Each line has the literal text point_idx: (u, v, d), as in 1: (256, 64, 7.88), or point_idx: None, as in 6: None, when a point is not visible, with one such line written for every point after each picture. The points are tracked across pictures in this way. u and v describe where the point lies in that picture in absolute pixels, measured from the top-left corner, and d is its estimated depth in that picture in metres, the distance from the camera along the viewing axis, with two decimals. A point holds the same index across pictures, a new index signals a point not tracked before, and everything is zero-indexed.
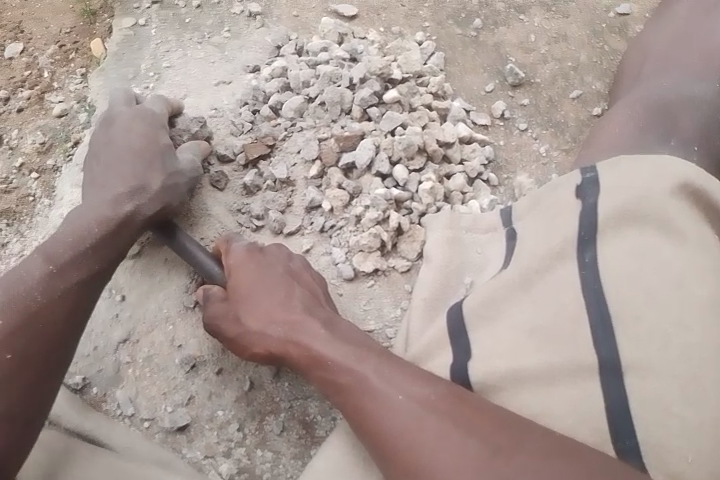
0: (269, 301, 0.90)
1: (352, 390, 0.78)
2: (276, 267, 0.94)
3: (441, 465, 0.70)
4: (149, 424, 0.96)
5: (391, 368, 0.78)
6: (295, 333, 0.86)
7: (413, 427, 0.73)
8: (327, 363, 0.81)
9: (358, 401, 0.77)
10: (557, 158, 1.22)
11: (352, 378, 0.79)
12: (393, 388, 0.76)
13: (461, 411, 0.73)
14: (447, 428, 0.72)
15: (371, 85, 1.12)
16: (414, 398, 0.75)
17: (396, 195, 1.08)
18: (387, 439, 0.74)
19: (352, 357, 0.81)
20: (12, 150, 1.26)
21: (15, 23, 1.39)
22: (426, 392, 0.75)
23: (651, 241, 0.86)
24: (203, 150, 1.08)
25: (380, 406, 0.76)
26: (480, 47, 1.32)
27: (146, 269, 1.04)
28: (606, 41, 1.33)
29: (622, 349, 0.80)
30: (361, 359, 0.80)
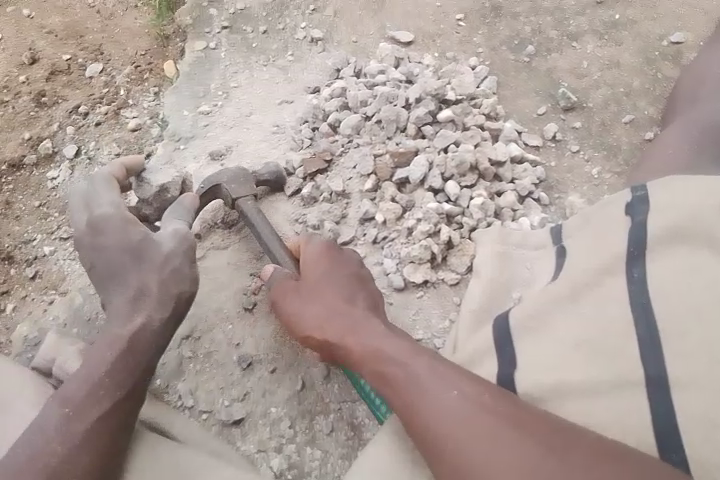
0: (334, 297, 0.94)
1: (406, 385, 0.81)
2: (343, 270, 0.98)
3: (489, 461, 0.72)
4: (207, 415, 1.05)
5: (446, 368, 0.81)
6: (354, 328, 0.90)
7: (462, 423, 0.75)
8: (382, 355, 0.85)
9: (408, 392, 0.80)
10: (608, 180, 1.24)
11: (406, 371, 0.82)
12: (445, 385, 0.79)
13: (512, 412, 0.75)
14: (497, 427, 0.74)
15: (426, 105, 1.18)
16: (466, 396, 0.77)
17: (448, 209, 1.11)
18: (436, 432, 0.76)
19: (408, 355, 0.84)
20: (90, 161, 1.37)
21: (95, 46, 1.51)
22: (478, 390, 0.78)
23: (702, 255, 0.82)
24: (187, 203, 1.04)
25: (431, 400, 0.78)
26: (532, 72, 1.36)
27: (211, 272, 1.16)
28: (658, 68, 1.36)
29: (669, 365, 0.77)
30: (416, 357, 0.83)
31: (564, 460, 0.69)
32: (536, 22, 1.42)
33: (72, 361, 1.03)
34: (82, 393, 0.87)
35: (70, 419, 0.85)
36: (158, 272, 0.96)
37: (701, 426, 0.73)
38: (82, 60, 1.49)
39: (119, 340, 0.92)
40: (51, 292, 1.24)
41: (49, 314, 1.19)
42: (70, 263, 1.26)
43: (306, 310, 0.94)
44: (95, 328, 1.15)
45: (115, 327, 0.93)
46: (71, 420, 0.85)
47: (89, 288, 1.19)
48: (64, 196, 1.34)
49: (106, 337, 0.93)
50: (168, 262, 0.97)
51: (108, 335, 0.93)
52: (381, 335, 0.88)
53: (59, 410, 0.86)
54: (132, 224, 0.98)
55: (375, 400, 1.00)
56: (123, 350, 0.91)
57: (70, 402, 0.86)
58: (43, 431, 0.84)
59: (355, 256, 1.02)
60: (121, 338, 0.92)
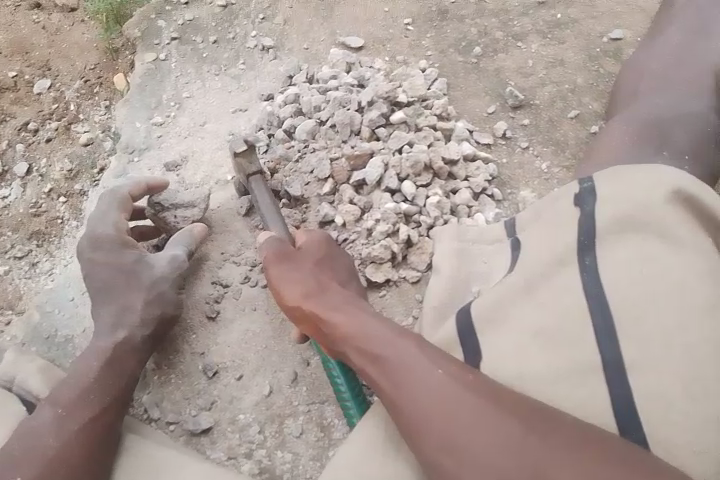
0: (324, 283, 0.96)
1: (391, 362, 0.82)
2: (334, 263, 1.01)
3: (475, 435, 0.74)
4: (174, 427, 1.05)
5: (431, 348, 0.83)
6: (343, 310, 0.90)
7: (445, 399, 0.77)
8: (367, 335, 0.86)
9: (394, 368, 0.82)
10: (558, 174, 1.27)
11: (392, 349, 0.83)
12: (430, 362, 0.81)
13: (494, 390, 0.77)
14: (481, 403, 0.76)
15: (379, 107, 1.20)
16: (450, 375, 0.79)
17: (405, 209, 1.13)
18: (423, 409, 0.78)
19: (394, 334, 0.85)
20: (42, 177, 1.35)
21: (43, 62, 1.48)
22: (462, 370, 0.80)
23: (649, 246, 0.86)
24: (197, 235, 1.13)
25: (418, 380, 0.79)
26: (481, 72, 1.39)
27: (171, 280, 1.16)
28: (601, 64, 1.41)
29: (625, 349, 0.80)
30: (403, 336, 0.84)
31: (545, 434, 0.72)
32: (482, 24, 1.46)
33: (34, 380, 1.03)
34: (76, 399, 0.94)
35: (63, 423, 0.91)
36: (144, 291, 1.05)
37: (658, 405, 0.76)
38: (29, 76, 1.46)
39: (102, 352, 1.00)
40: (7, 311, 1.21)
41: (6, 334, 1.17)
42: (26, 282, 1.24)
43: (296, 287, 0.95)
44: (55, 345, 1.14)
45: (98, 340, 1.02)
46: (63, 423, 0.91)
47: (46, 305, 1.17)
48: (17, 214, 1.31)
49: (92, 350, 1.00)
50: (155, 285, 1.06)
51: (92, 347, 1.01)
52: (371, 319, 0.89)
53: (52, 414, 0.92)
54: (128, 247, 1.08)
55: (347, 402, 1.00)
56: (95, 360, 0.99)
57: (62, 411, 0.92)
58: (33, 434, 0.90)
59: (346, 255, 1.05)
60: (103, 349, 1.00)
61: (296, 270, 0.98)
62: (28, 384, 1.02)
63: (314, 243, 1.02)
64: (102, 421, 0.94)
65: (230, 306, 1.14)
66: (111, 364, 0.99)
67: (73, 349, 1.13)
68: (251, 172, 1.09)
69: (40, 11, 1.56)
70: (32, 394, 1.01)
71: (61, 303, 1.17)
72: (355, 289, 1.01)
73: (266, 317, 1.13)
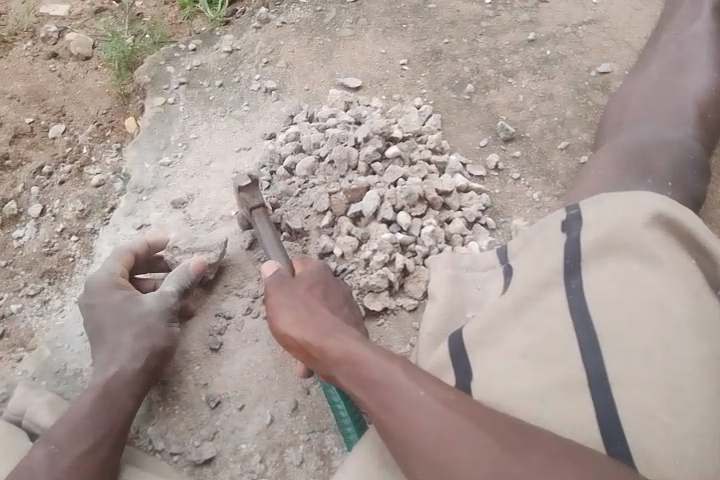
0: (319, 309, 0.99)
1: (380, 384, 0.85)
2: (327, 290, 1.05)
3: (460, 454, 0.76)
4: (178, 457, 1.09)
5: (417, 370, 0.86)
6: (334, 335, 0.93)
7: (431, 420, 0.80)
8: (356, 358, 0.89)
9: (382, 390, 0.84)
10: (549, 203, 1.32)
11: (380, 371, 0.86)
12: (417, 384, 0.83)
13: (477, 411, 0.80)
14: (465, 423, 0.78)
15: (374, 143, 1.25)
16: (436, 395, 0.82)
17: (400, 238, 1.18)
18: (415, 429, 0.80)
19: (381, 356, 0.88)
20: (55, 217, 1.41)
21: (58, 108, 1.56)
22: (447, 391, 0.82)
23: (631, 267, 0.90)
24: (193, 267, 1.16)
25: (411, 401, 0.82)
26: (473, 108, 1.45)
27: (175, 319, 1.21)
28: (589, 97, 1.46)
29: (608, 365, 0.83)
30: (389, 358, 0.87)
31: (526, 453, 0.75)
32: (474, 62, 1.53)
33: (43, 414, 1.08)
34: (74, 433, 0.99)
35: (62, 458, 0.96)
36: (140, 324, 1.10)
37: (640, 418, 0.79)
38: (45, 122, 1.54)
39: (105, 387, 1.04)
40: (18, 349, 1.26)
41: (18, 369, 1.22)
42: (39, 319, 1.29)
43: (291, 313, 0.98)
44: (64, 379, 1.19)
45: (103, 375, 1.06)
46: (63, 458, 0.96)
47: (56, 341, 1.23)
48: (31, 253, 1.37)
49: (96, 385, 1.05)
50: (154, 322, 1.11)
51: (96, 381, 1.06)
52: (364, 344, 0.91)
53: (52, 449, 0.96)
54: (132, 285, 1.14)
55: (346, 428, 1.03)
56: (99, 395, 1.03)
57: (62, 446, 0.97)
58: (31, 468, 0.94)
59: (339, 285, 1.08)
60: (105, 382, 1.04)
61: (292, 298, 1.00)
62: (38, 417, 1.08)
63: (309, 272, 1.05)
64: (99, 455, 0.98)
65: (233, 337, 1.19)
66: (113, 399, 1.03)
67: (82, 383, 1.19)
68: (253, 204, 1.14)
69: (57, 60, 1.64)
70: (41, 427, 1.07)
71: (70, 339, 1.23)
72: (347, 317, 1.04)
73: (268, 348, 1.18)
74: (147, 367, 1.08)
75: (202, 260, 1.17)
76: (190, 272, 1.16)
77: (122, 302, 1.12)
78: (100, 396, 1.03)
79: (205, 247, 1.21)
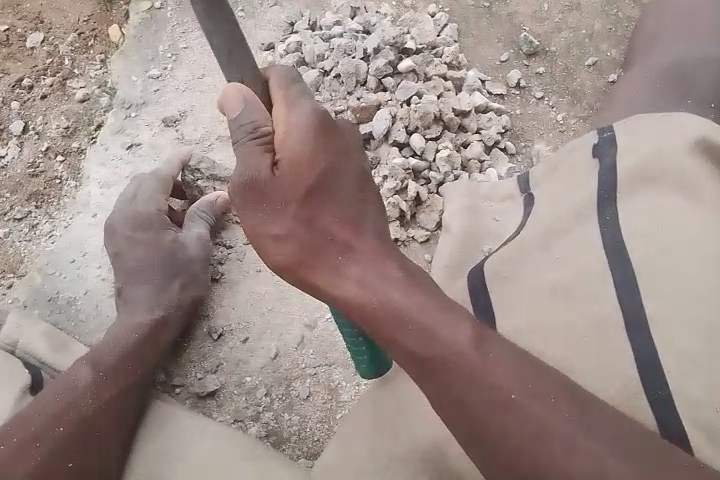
0: (330, 228, 0.69)
1: (437, 363, 0.64)
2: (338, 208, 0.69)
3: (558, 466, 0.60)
4: (180, 390, 1.05)
5: (488, 342, 0.64)
6: (359, 279, 0.68)
7: (512, 417, 0.62)
8: (398, 318, 0.66)
9: (442, 369, 0.64)
10: (574, 125, 1.22)
11: (433, 341, 0.65)
12: (489, 366, 0.63)
13: (576, 406, 0.62)
14: (563, 425, 0.61)
15: (385, 55, 1.13)
16: (515, 383, 0.63)
17: (414, 165, 1.09)
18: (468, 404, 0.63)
19: (432, 316, 0.66)
20: (38, 136, 1.30)
21: (35, 14, 1.40)
22: (528, 374, 0.63)
23: (671, 198, 0.81)
24: (219, 203, 1.11)
25: (463, 367, 0.63)
26: (493, 18, 1.32)
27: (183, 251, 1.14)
28: (619, 9, 1.33)
29: (647, 304, 0.74)
30: (443, 320, 0.66)
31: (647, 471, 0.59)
32: None
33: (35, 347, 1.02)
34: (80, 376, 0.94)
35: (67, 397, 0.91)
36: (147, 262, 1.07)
37: (681, 362, 0.70)
38: (21, 30, 1.39)
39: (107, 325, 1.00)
40: (8, 274, 1.18)
41: (7, 298, 1.15)
42: (27, 245, 1.21)
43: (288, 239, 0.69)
44: (57, 307, 1.13)
45: None
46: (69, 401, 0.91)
47: (47, 267, 1.16)
48: (14, 175, 1.27)
49: None
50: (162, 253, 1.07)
51: None
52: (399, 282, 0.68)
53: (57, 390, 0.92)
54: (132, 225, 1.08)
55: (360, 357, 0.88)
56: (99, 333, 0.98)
57: (64, 384, 0.92)
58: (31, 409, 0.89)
59: (354, 168, 0.70)
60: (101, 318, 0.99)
61: (285, 210, 0.68)
62: (33, 348, 1.01)
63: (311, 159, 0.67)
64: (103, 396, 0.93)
65: (234, 267, 1.13)
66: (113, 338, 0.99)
67: (77, 312, 1.12)
68: None
69: None
70: (37, 358, 1.01)
71: (62, 265, 1.16)
72: (370, 223, 0.70)
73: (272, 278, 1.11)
74: (154, 305, 1.03)
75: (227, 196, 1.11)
76: (215, 208, 1.11)
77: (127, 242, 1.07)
78: (105, 340, 0.99)
79: (224, 177, 1.15)
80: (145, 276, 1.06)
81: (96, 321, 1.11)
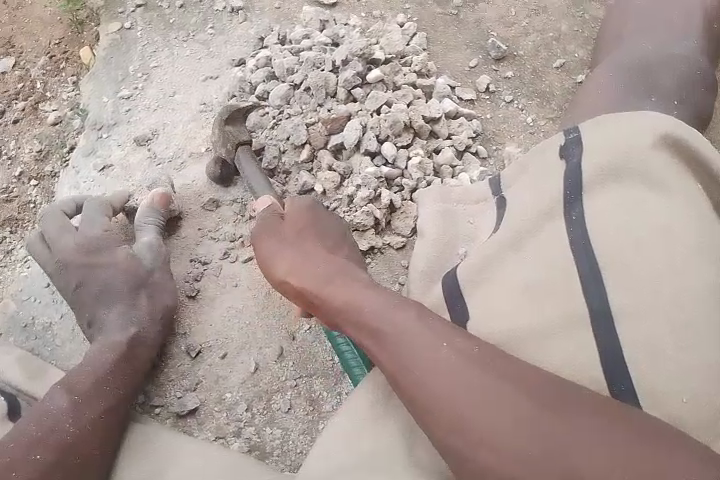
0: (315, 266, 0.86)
1: (391, 341, 0.73)
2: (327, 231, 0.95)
3: (496, 429, 0.65)
4: (160, 410, 1.04)
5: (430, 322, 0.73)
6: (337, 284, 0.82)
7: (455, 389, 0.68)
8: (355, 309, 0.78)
9: (396, 350, 0.72)
10: (543, 126, 1.24)
11: (391, 325, 0.74)
12: (433, 342, 0.71)
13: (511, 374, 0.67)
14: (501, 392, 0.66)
15: (354, 66, 1.14)
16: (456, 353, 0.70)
17: (386, 172, 1.09)
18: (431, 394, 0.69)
19: (385, 305, 0.76)
20: (11, 160, 1.30)
21: (6, 39, 1.40)
22: (467, 345, 0.70)
23: (638, 196, 0.80)
24: (155, 203, 1.11)
25: (414, 361, 0.71)
26: (461, 24, 1.33)
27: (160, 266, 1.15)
28: (586, 10, 1.35)
29: (613, 298, 0.75)
30: (398, 310, 0.75)
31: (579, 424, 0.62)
32: None
33: (12, 373, 1.01)
34: (63, 396, 0.94)
35: (47, 417, 0.91)
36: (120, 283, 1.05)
37: (645, 355, 0.71)
38: None
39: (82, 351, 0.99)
40: None
41: None
42: (3, 271, 1.21)
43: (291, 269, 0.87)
44: (33, 334, 1.12)
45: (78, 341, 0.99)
46: (53, 422, 0.91)
47: (22, 294, 1.16)
48: None
49: None
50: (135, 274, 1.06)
51: None
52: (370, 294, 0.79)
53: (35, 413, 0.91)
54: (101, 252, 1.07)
55: (351, 362, 0.99)
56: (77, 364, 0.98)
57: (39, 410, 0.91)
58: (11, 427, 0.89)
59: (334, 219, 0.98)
60: None
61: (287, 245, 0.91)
62: (9, 376, 1.01)
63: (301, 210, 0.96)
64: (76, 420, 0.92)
65: (212, 283, 1.12)
66: (93, 366, 0.98)
67: (52, 338, 1.11)
68: None
69: None
70: (13, 386, 1.00)
71: (37, 290, 1.15)
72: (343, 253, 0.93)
73: (248, 292, 1.11)
74: (130, 326, 1.03)
75: (161, 192, 1.11)
76: (154, 209, 1.11)
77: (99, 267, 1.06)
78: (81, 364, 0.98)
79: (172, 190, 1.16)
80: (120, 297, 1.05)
81: (73, 345, 1.10)
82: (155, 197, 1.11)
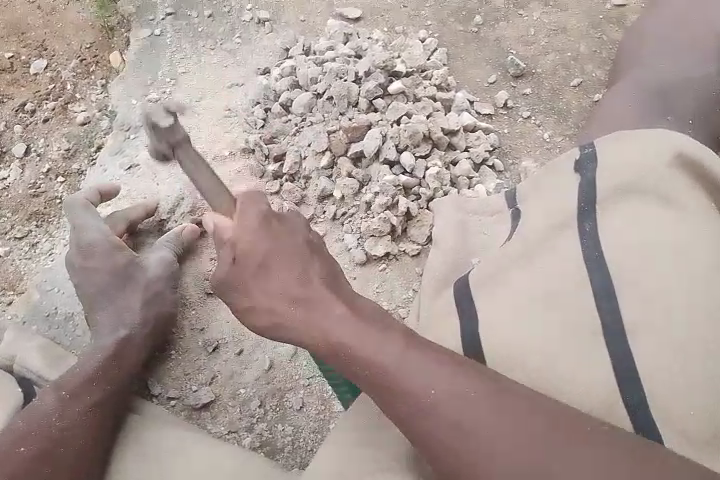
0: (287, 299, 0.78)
1: (376, 379, 0.71)
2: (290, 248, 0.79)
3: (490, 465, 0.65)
4: (175, 402, 1.06)
5: (417, 352, 0.71)
6: (317, 318, 0.76)
7: (447, 426, 0.67)
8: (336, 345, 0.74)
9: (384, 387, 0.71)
10: (560, 142, 1.26)
11: (375, 362, 0.72)
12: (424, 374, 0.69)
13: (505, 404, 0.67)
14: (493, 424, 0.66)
15: (376, 77, 1.17)
16: (443, 388, 0.68)
17: (404, 181, 1.12)
18: (422, 428, 0.68)
19: (365, 340, 0.73)
20: (40, 158, 1.33)
21: (39, 42, 1.44)
22: (455, 375, 0.69)
23: (649, 211, 0.83)
24: (184, 235, 1.13)
25: (404, 398, 0.69)
26: (481, 42, 1.36)
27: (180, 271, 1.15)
28: (604, 32, 1.37)
29: (624, 308, 0.77)
30: (382, 340, 0.73)
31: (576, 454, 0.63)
32: None
33: (32, 360, 1.03)
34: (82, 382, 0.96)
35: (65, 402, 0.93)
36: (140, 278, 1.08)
37: (653, 363, 0.73)
38: (25, 58, 1.43)
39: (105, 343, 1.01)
40: (7, 293, 1.21)
41: (8, 314, 1.18)
42: (27, 263, 1.24)
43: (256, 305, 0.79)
44: (55, 324, 1.15)
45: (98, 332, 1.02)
46: (72, 407, 0.93)
47: (45, 284, 1.19)
48: (16, 196, 1.30)
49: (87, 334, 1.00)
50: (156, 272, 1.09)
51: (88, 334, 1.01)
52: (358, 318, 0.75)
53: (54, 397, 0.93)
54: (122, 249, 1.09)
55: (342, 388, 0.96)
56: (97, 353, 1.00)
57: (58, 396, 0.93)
58: (39, 411, 0.91)
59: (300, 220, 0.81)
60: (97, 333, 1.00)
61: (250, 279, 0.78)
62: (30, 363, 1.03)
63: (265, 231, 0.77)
64: (93, 405, 0.94)
65: None
66: (112, 357, 1.00)
67: (74, 328, 1.14)
68: None
69: None
70: (34, 371, 1.02)
71: (61, 282, 1.18)
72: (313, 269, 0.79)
73: None
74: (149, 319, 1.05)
75: (194, 228, 1.14)
76: (181, 238, 1.13)
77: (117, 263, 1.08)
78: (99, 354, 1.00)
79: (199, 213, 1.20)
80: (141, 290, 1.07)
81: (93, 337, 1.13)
82: (186, 229, 1.13)
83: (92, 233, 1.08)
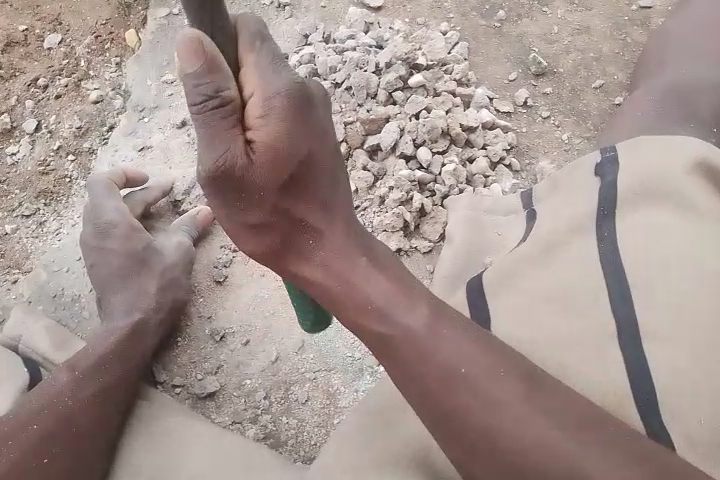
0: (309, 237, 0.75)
1: (401, 337, 0.71)
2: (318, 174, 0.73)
3: (504, 437, 0.66)
4: (180, 390, 1.05)
5: (444, 322, 0.72)
6: (337, 264, 0.75)
7: (465, 393, 0.68)
8: (359, 299, 0.74)
9: (404, 345, 0.71)
10: (578, 144, 1.24)
11: (400, 323, 0.72)
12: (450, 341, 0.70)
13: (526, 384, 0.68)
14: (514, 399, 0.67)
15: (396, 70, 1.16)
16: (469, 356, 0.69)
17: (420, 176, 1.10)
18: (437, 393, 0.69)
19: (395, 298, 0.73)
20: (51, 134, 1.32)
21: (53, 16, 1.42)
22: (479, 347, 0.70)
23: (670, 219, 0.81)
24: (199, 219, 1.15)
25: (425, 360, 0.70)
26: (503, 38, 1.34)
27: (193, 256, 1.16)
28: (629, 33, 1.35)
29: (642, 318, 0.75)
30: (412, 304, 0.73)
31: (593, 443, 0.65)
32: None
33: (39, 341, 1.02)
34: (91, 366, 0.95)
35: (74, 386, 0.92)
36: (150, 263, 1.07)
37: (670, 375, 0.72)
38: (40, 31, 1.40)
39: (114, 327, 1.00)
40: (13, 270, 1.20)
41: (14, 292, 1.17)
42: (34, 241, 1.23)
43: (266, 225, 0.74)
44: (61, 304, 1.14)
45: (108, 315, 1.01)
46: (80, 390, 0.92)
47: (54, 263, 1.18)
48: (25, 172, 1.29)
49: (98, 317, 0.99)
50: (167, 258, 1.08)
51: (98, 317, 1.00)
52: (373, 271, 0.75)
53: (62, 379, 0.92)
54: (135, 233, 1.08)
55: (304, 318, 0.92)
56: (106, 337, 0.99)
57: (67, 379, 0.92)
58: (46, 394, 0.90)
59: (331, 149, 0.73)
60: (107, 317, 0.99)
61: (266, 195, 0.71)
62: (36, 343, 1.02)
63: (294, 136, 0.67)
64: (101, 389, 0.94)
65: (239, 270, 1.14)
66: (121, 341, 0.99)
67: (80, 309, 1.14)
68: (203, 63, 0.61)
69: None
70: (39, 354, 1.01)
71: (69, 261, 1.18)
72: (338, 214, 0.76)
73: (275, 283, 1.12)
74: (159, 305, 1.04)
75: (208, 212, 1.15)
76: (196, 222, 1.15)
77: (129, 246, 1.07)
78: (108, 338, 0.99)
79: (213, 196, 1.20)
80: (152, 275, 1.06)
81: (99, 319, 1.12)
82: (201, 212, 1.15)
83: (111, 216, 1.07)
